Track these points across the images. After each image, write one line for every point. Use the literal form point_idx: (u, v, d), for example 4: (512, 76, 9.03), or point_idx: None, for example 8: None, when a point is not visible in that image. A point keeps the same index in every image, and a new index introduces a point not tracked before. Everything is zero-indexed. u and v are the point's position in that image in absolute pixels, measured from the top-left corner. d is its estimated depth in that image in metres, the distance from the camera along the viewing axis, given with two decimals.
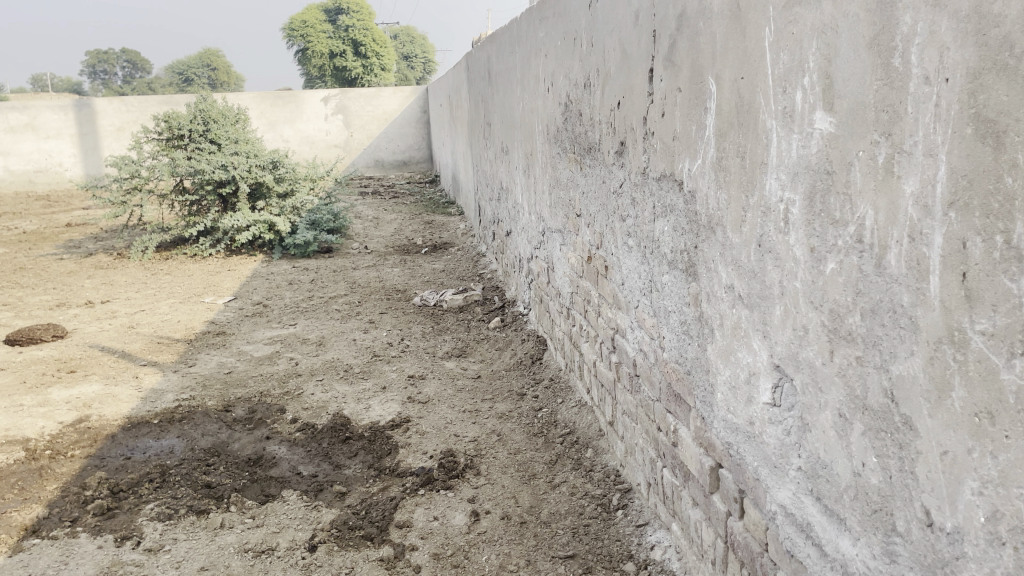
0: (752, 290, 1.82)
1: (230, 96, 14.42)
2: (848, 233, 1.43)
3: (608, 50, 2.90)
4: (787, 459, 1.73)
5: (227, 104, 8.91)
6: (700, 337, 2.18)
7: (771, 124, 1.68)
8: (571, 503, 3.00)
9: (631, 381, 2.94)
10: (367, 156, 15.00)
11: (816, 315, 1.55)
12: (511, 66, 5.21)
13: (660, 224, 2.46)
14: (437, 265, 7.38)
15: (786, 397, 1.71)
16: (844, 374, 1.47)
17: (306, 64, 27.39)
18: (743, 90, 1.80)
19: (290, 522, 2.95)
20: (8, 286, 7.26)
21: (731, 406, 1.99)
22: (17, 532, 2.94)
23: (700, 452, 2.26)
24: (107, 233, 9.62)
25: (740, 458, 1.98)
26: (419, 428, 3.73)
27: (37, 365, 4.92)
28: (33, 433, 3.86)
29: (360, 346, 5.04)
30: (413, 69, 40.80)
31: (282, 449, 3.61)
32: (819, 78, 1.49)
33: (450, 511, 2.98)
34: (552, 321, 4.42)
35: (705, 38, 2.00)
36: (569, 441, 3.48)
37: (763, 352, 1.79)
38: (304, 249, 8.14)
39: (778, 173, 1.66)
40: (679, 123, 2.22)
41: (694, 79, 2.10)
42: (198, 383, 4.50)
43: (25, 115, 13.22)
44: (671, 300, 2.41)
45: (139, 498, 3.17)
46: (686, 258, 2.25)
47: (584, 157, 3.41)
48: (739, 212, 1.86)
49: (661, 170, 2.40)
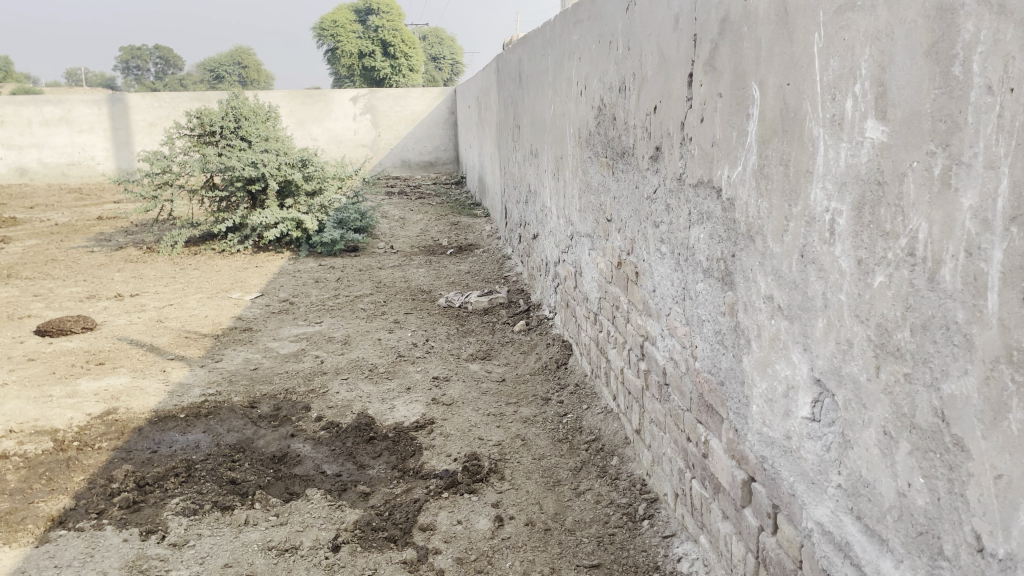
0: (793, 301, 1.78)
1: (261, 94, 14.54)
2: (899, 245, 1.39)
3: (646, 55, 2.87)
4: (826, 475, 1.68)
5: (258, 102, 8.98)
6: (735, 348, 2.14)
7: (818, 131, 1.64)
8: (596, 511, 2.96)
9: (660, 390, 2.90)
10: (394, 156, 15.06)
11: (862, 329, 1.51)
12: (543, 68, 5.18)
13: (695, 232, 2.42)
14: (462, 266, 7.37)
15: (826, 412, 1.67)
16: (891, 391, 1.43)
17: (335, 64, 27.59)
18: (788, 97, 1.77)
19: (313, 521, 2.94)
20: (40, 277, 7.35)
21: (767, 419, 1.95)
22: (44, 522, 2.96)
23: (732, 464, 2.22)
24: (137, 227, 9.72)
25: (775, 473, 1.94)
26: (443, 430, 3.71)
27: (67, 356, 4.97)
28: (62, 424, 3.90)
29: (385, 346, 5.04)
30: (442, 70, 40.99)
31: (306, 447, 3.61)
32: (871, 85, 1.45)
33: (474, 515, 2.95)
34: (579, 326, 4.39)
35: (749, 44, 1.96)
36: (594, 448, 3.45)
37: (803, 365, 1.75)
38: (330, 247, 8.18)
39: (824, 183, 1.62)
40: (719, 129, 2.18)
41: (736, 85, 2.06)
42: (224, 378, 4.52)
43: (59, 108, 13.44)
44: (705, 309, 2.37)
45: (165, 492, 3.17)
46: (722, 266, 2.21)
47: (617, 162, 3.38)
48: (782, 221, 1.82)
49: (698, 176, 2.36)
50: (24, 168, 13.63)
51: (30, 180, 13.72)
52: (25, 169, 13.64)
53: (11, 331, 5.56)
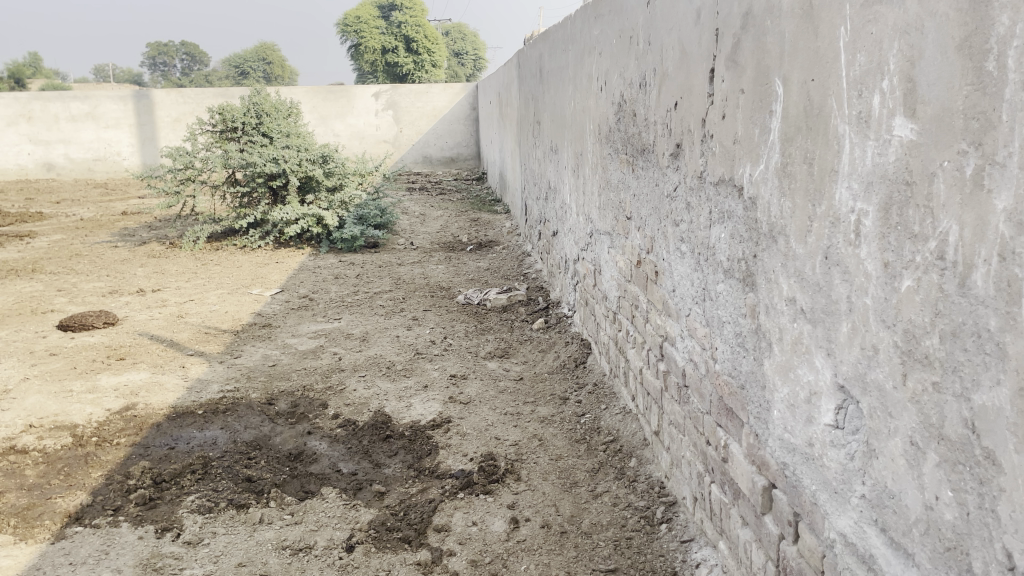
0: (816, 304, 1.72)
1: (283, 90, 14.60)
2: (928, 248, 1.33)
3: (667, 49, 2.81)
4: (850, 484, 1.63)
5: (280, 97, 8.99)
6: (757, 351, 2.08)
7: (844, 129, 1.58)
8: (613, 514, 2.91)
9: (680, 392, 2.84)
10: (416, 152, 15.06)
11: (888, 334, 1.45)
12: (564, 63, 5.13)
13: (716, 231, 2.37)
14: (482, 263, 7.33)
15: (850, 419, 1.62)
16: (918, 400, 1.38)
17: (359, 60, 27.66)
18: (813, 93, 1.71)
19: (328, 520, 2.93)
20: (64, 272, 7.42)
21: (789, 425, 1.89)
22: (61, 518, 2.97)
23: (752, 470, 2.17)
24: (160, 222, 9.79)
25: (797, 481, 1.88)
26: (460, 429, 3.68)
27: (88, 351, 5.00)
28: (81, 419, 3.92)
29: (403, 343, 5.02)
30: (464, 66, 40.98)
31: (322, 445, 3.59)
32: (900, 80, 1.39)
33: (489, 516, 2.92)
34: (597, 325, 4.34)
35: (773, 38, 1.90)
36: (612, 449, 3.40)
37: (827, 371, 1.69)
38: (350, 244, 8.18)
39: (849, 182, 1.57)
40: (741, 126, 2.13)
41: (759, 80, 2.00)
42: (243, 375, 4.52)
43: (86, 104, 13.59)
44: (726, 310, 2.32)
45: (181, 489, 3.17)
46: (743, 267, 2.15)
47: (637, 159, 3.33)
48: (805, 221, 1.76)
49: (719, 174, 2.31)
50: (51, 163, 13.79)
51: (57, 175, 13.88)
52: (52, 164, 13.80)
53: (35, 326, 5.61)
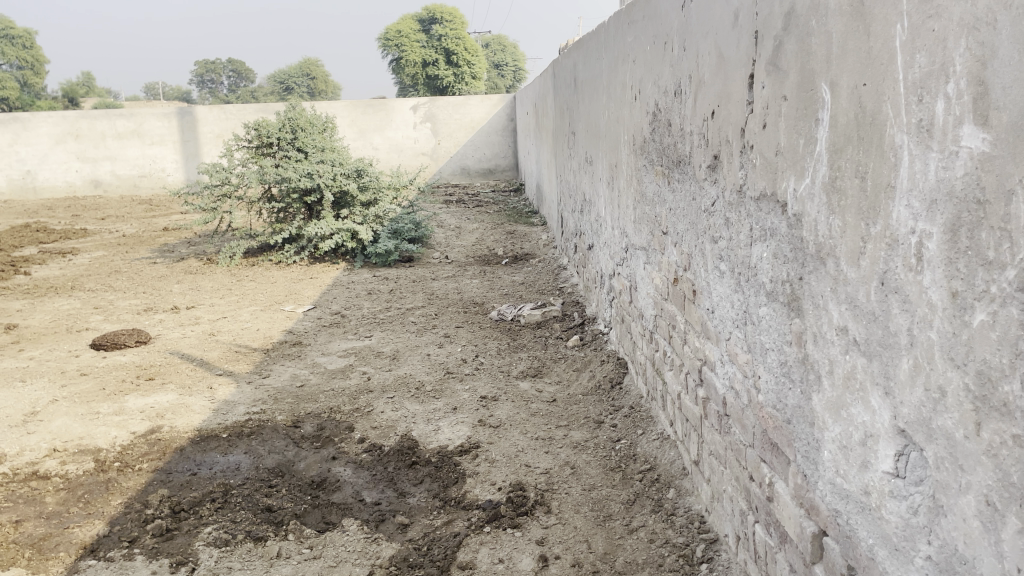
0: (871, 336, 1.53)
1: (323, 105, 14.66)
2: (1006, 278, 1.14)
3: (702, 55, 2.63)
4: (913, 542, 1.43)
5: (315, 112, 8.96)
6: (804, 383, 1.89)
7: (902, 139, 1.40)
8: (650, 552, 2.72)
9: (720, 421, 2.65)
10: (454, 164, 14.99)
11: (958, 375, 1.26)
12: (598, 72, 4.96)
13: (758, 249, 2.18)
14: (517, 277, 7.18)
15: (912, 469, 1.42)
16: (994, 454, 1.18)
17: (399, 73, 27.84)
18: (865, 99, 1.52)
19: (348, 555, 2.79)
20: (102, 289, 7.45)
21: (842, 469, 1.70)
22: (76, 550, 2.89)
23: (800, 514, 1.97)
24: (200, 238, 9.83)
25: (850, 530, 1.69)
26: (488, 455, 3.52)
27: (118, 371, 4.96)
28: (105, 443, 3.85)
29: (434, 362, 4.88)
30: (504, 77, 41.02)
31: (347, 471, 3.46)
32: (969, 83, 1.21)
33: (517, 553, 2.75)
34: (634, 344, 4.15)
35: (818, 39, 1.72)
36: (649, 479, 3.21)
37: (884, 412, 1.50)
38: (385, 258, 8.09)
39: (909, 200, 1.38)
40: (783, 136, 1.94)
41: (802, 86, 1.82)
42: (270, 396, 4.42)
43: (131, 122, 13.80)
44: (769, 336, 2.12)
45: (199, 519, 3.07)
46: (788, 290, 1.96)
47: (673, 171, 3.14)
48: (858, 242, 1.57)
49: (761, 188, 2.12)
50: (98, 180, 14.01)
51: (103, 191, 14.10)
52: (99, 181, 14.02)
53: (68, 345, 5.60)
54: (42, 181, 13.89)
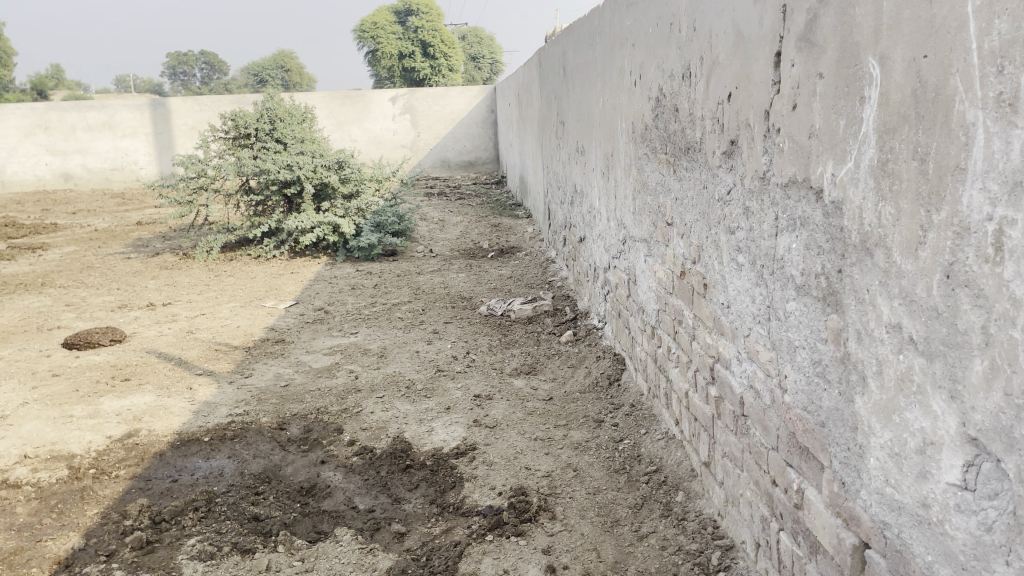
0: (933, 334, 1.39)
1: (300, 96, 14.36)
2: None
3: (717, 35, 2.48)
4: (986, 562, 1.31)
5: (293, 102, 8.71)
6: (844, 385, 1.75)
7: (975, 115, 1.26)
8: (663, 560, 2.58)
9: (736, 422, 2.51)
10: (434, 156, 14.77)
11: None
12: (591, 58, 4.80)
13: (785, 240, 2.04)
14: (504, 271, 7.01)
15: (985, 482, 1.29)
16: None
17: (376, 66, 27.47)
18: (927, 73, 1.37)
19: (342, 568, 2.62)
20: (73, 285, 7.18)
21: (893, 479, 1.56)
22: (49, 565, 2.70)
23: (837, 524, 1.83)
24: (175, 232, 9.55)
25: (901, 544, 1.56)
26: (486, 457, 3.37)
27: (92, 371, 4.74)
28: (80, 448, 3.64)
29: (424, 360, 4.70)
30: (481, 69, 40.70)
31: (337, 476, 3.29)
32: None
33: (523, 564, 2.60)
34: (632, 339, 4.01)
35: (865, 9, 1.57)
36: (655, 481, 3.07)
37: (950, 418, 1.36)
38: (368, 252, 7.89)
39: (985, 182, 1.24)
40: (819, 117, 1.80)
41: (843, 61, 1.67)
42: (253, 397, 4.22)
43: (102, 113, 13.43)
44: (799, 334, 1.98)
45: (181, 530, 2.89)
46: (824, 284, 1.82)
47: (680, 158, 3.00)
48: (916, 231, 1.43)
49: (790, 174, 1.98)
50: (69, 173, 13.63)
51: (74, 185, 13.73)
52: (70, 174, 13.65)
53: (39, 344, 5.36)
54: (10, 174, 13.47)
